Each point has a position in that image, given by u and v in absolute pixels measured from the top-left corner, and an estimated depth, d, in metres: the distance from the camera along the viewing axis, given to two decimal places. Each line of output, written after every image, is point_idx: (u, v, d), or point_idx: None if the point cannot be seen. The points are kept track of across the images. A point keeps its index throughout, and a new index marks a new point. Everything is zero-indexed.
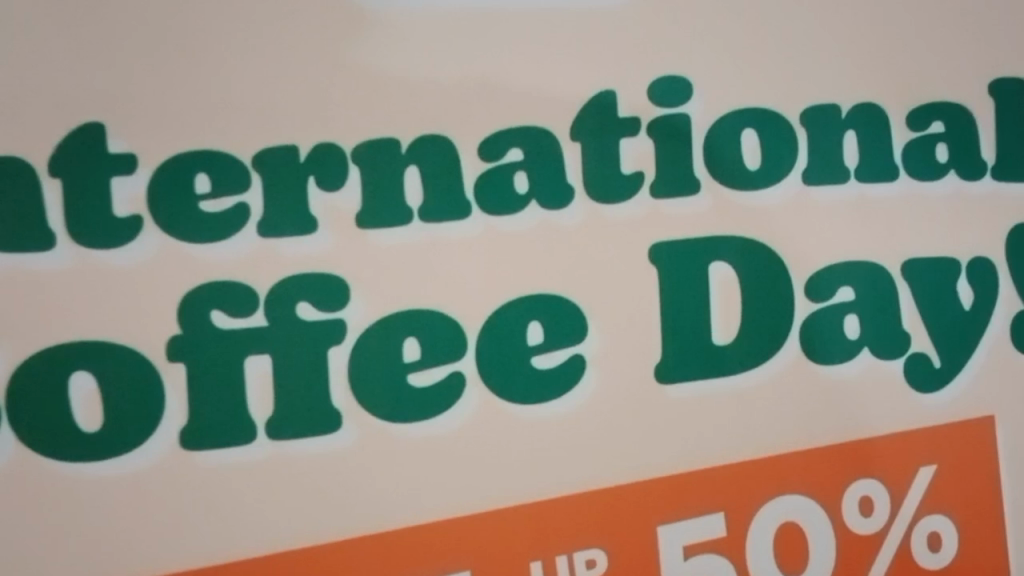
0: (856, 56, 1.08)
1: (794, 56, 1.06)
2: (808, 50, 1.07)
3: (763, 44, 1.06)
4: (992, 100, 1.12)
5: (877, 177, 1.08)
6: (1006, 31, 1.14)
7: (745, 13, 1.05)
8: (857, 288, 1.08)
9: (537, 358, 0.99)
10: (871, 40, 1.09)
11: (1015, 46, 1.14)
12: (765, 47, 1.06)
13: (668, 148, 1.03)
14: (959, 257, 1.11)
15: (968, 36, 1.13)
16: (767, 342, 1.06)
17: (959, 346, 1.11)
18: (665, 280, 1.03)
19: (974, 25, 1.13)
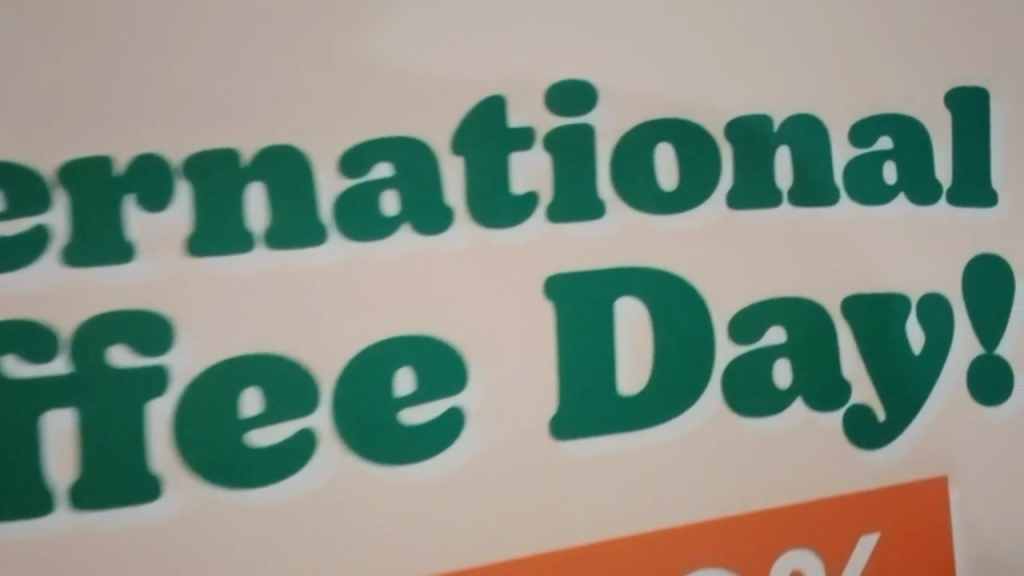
0: (794, 59, 0.93)
1: (722, 57, 0.91)
2: (738, 51, 0.92)
3: (685, 42, 0.90)
4: (948, 113, 0.98)
5: (814, 201, 0.94)
6: (968, 33, 0.99)
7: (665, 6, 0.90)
8: (788, 329, 0.93)
9: (406, 412, 0.85)
10: (812, 40, 0.94)
11: (978, 50, 1.00)
12: (688, 45, 0.90)
13: (568, 165, 0.87)
14: (909, 294, 0.96)
15: (925, 38, 0.98)
16: (684, 393, 0.91)
17: (907, 397, 0.96)
18: (563, 320, 0.88)
19: (932, 26, 0.98)
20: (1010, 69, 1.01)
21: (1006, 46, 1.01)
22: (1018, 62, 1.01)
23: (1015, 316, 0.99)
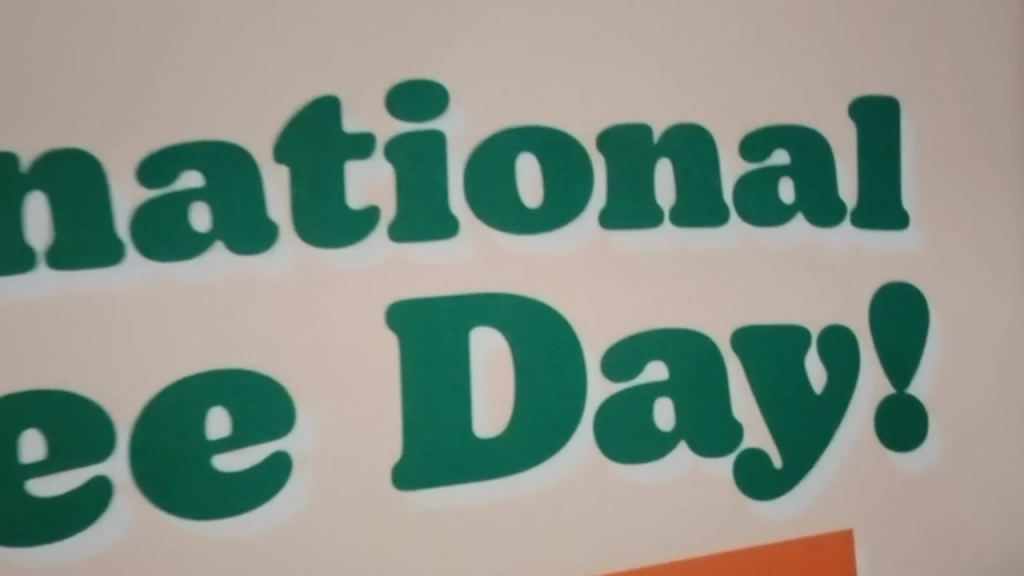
0: (676, 61, 0.84)
1: (593, 58, 0.82)
2: (611, 52, 0.82)
3: (549, 41, 0.81)
4: (853, 125, 0.88)
5: (700, 221, 0.84)
6: (878, 38, 0.90)
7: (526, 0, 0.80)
8: (671, 364, 0.83)
9: (220, 458, 0.73)
10: (697, 41, 0.84)
11: (889, 57, 0.90)
12: (551, 45, 0.81)
13: (414, 177, 0.77)
14: (808, 327, 0.86)
15: (827, 42, 0.88)
16: (551, 437, 0.80)
17: (806, 442, 0.86)
18: (409, 353, 0.77)
19: (834, 28, 0.89)
20: (924, 78, 0.91)
21: (919, 51, 0.91)
22: (933, 69, 0.92)
23: (929, 351, 0.89)
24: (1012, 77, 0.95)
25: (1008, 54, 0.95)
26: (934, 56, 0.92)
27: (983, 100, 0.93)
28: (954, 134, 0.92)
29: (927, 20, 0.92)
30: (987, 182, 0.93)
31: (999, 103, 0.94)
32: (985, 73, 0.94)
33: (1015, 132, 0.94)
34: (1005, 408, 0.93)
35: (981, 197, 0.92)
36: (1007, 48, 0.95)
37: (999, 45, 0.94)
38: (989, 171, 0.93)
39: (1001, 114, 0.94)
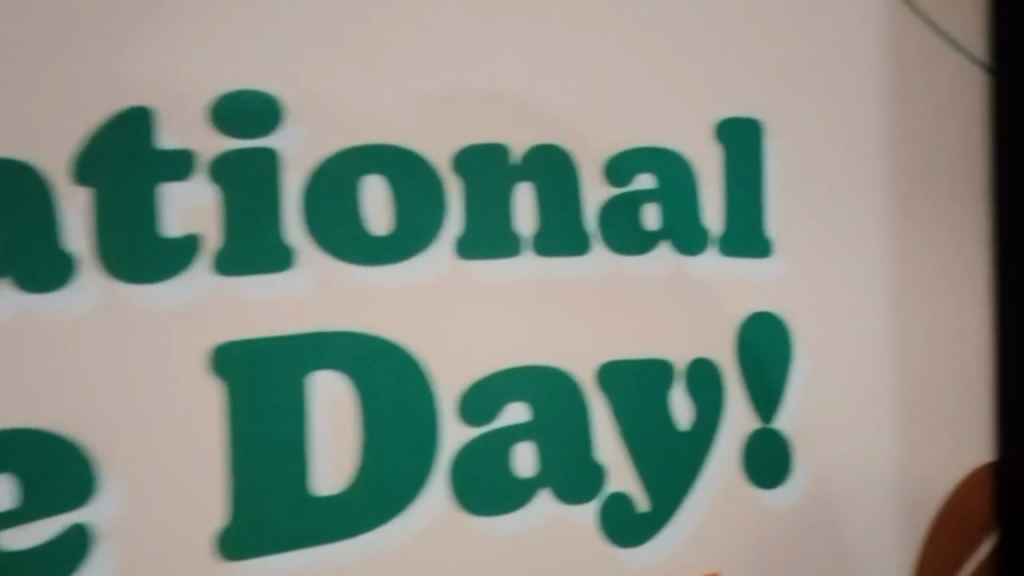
0: (525, 77, 0.77)
1: (436, 69, 0.74)
2: (454, 64, 0.75)
3: (384, 49, 0.73)
4: (720, 146, 0.83)
5: (562, 247, 0.78)
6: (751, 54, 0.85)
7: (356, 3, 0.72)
8: (532, 405, 0.77)
9: (4, 536, 0.61)
10: (549, 54, 0.78)
11: (762, 74, 0.85)
12: (385, 54, 0.73)
13: (243, 202, 0.68)
14: (675, 361, 0.81)
15: (684, 59, 0.82)
16: (400, 490, 0.72)
17: (673, 483, 0.81)
18: (234, 403, 0.68)
19: (692, 44, 0.83)
20: (798, 97, 0.87)
21: (778, 70, 0.86)
22: (795, 89, 0.87)
23: (796, 387, 0.85)
24: (881, 97, 0.90)
25: (869, 74, 0.90)
26: (808, 74, 0.87)
27: (846, 122, 0.89)
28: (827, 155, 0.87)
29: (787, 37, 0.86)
30: (853, 208, 0.88)
31: (862, 125, 0.89)
32: (848, 93, 0.89)
33: (879, 155, 0.90)
34: (873, 444, 0.89)
35: (854, 221, 0.88)
36: (868, 68, 0.90)
37: (860, 65, 0.90)
38: (863, 193, 0.89)
39: (865, 138, 0.89)
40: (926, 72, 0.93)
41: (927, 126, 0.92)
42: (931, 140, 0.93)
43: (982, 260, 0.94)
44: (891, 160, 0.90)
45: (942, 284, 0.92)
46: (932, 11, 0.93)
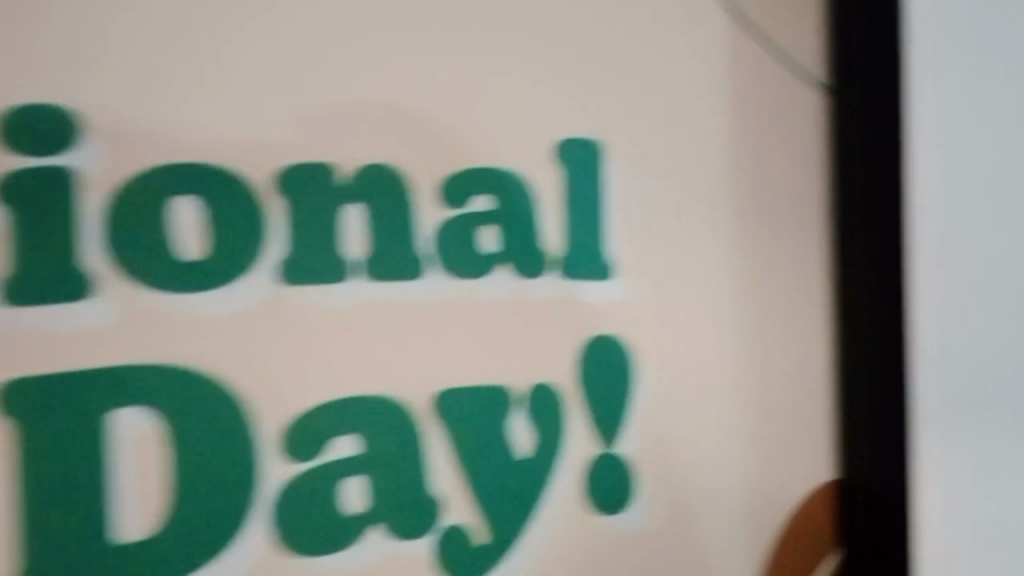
0: (334, 94, 0.73)
1: (240, 85, 0.70)
2: (258, 79, 0.70)
3: (173, 65, 0.68)
4: (561, 167, 0.81)
5: (398, 272, 0.74)
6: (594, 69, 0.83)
7: (132, 12, 0.66)
8: (362, 438, 0.73)
9: None
10: (358, 72, 0.74)
11: (606, 91, 0.83)
12: (172, 70, 0.68)
13: (35, 224, 0.62)
14: (514, 388, 0.79)
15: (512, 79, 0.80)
16: (213, 534, 0.68)
17: (514, 513, 0.79)
18: (23, 446, 0.62)
19: (513, 64, 0.80)
20: (644, 113, 0.85)
21: (608, 91, 0.84)
22: (628, 111, 0.84)
23: (637, 410, 0.84)
24: (733, 112, 0.89)
25: (711, 93, 0.88)
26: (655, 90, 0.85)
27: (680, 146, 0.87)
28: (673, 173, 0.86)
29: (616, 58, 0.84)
30: (689, 233, 0.87)
31: (697, 148, 0.87)
32: (683, 115, 0.87)
33: (716, 179, 0.88)
34: (715, 467, 0.88)
35: (699, 240, 0.87)
36: (707, 88, 0.88)
37: (702, 83, 0.88)
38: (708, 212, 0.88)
39: (701, 161, 0.87)
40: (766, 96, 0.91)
41: (781, 141, 0.91)
42: (772, 165, 0.91)
43: (825, 284, 0.93)
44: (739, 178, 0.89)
45: (784, 308, 0.91)
46: (770, 33, 0.91)
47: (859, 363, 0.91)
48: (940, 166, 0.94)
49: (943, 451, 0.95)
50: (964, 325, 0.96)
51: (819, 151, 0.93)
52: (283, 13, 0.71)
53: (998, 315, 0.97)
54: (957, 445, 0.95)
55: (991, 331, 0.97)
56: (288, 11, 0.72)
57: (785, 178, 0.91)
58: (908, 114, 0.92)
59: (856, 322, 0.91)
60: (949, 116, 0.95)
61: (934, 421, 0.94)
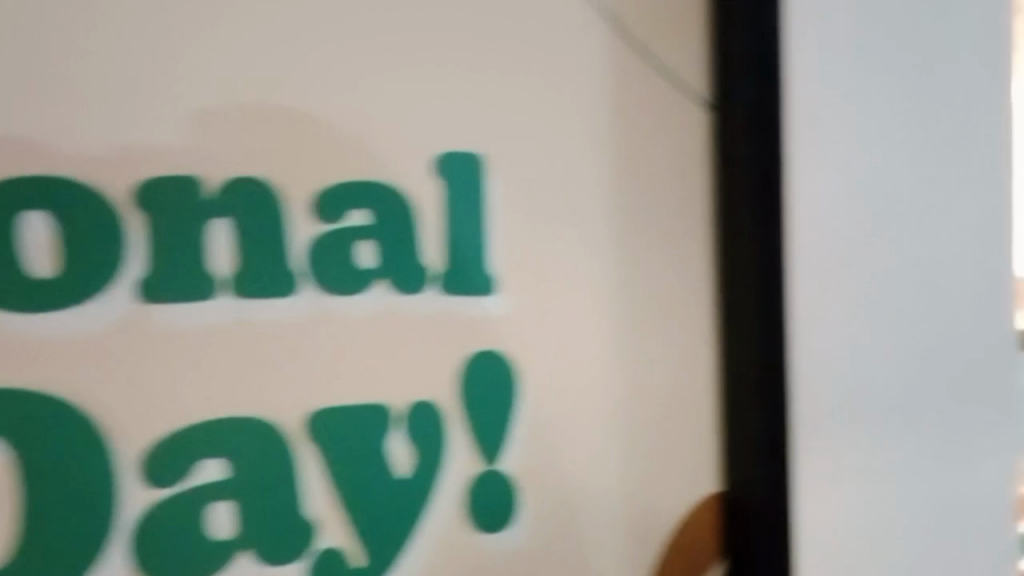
0: (190, 105, 0.70)
1: (93, 92, 0.67)
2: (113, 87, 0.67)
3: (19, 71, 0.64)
4: (442, 181, 0.80)
5: (268, 289, 0.72)
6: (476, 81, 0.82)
7: None
8: (231, 462, 0.71)
9: None
10: (215, 80, 0.71)
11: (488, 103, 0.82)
12: (8, 78, 0.64)
13: None
14: (392, 406, 0.78)
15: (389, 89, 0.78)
16: (66, 563, 0.65)
17: (392, 535, 0.77)
18: None
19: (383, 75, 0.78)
20: (526, 126, 0.84)
21: (484, 104, 0.82)
22: (507, 123, 0.83)
23: (520, 427, 0.83)
24: (618, 124, 0.88)
25: (596, 105, 0.88)
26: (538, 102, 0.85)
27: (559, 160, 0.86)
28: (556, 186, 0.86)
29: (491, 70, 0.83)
30: (570, 247, 0.86)
31: (576, 162, 0.87)
32: (566, 127, 0.86)
33: (596, 193, 0.88)
34: (599, 482, 0.88)
35: (583, 253, 0.87)
36: (593, 99, 0.87)
37: (587, 94, 0.87)
38: (593, 225, 0.87)
39: (580, 175, 0.87)
40: (647, 111, 0.90)
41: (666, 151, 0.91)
42: (654, 180, 0.90)
43: (711, 296, 0.93)
44: (625, 190, 0.89)
45: (667, 323, 0.91)
46: (650, 47, 0.90)
47: (743, 377, 0.91)
48: (835, 163, 0.94)
49: (845, 449, 0.95)
50: (854, 338, 0.96)
51: (703, 160, 0.92)
52: (142, 18, 0.69)
53: (891, 306, 0.98)
54: (857, 439, 0.96)
55: (881, 336, 0.97)
56: (142, 16, 0.69)
57: (666, 193, 0.91)
58: (807, 133, 0.91)
59: (736, 336, 0.91)
60: (839, 128, 0.94)
61: (834, 419, 0.94)
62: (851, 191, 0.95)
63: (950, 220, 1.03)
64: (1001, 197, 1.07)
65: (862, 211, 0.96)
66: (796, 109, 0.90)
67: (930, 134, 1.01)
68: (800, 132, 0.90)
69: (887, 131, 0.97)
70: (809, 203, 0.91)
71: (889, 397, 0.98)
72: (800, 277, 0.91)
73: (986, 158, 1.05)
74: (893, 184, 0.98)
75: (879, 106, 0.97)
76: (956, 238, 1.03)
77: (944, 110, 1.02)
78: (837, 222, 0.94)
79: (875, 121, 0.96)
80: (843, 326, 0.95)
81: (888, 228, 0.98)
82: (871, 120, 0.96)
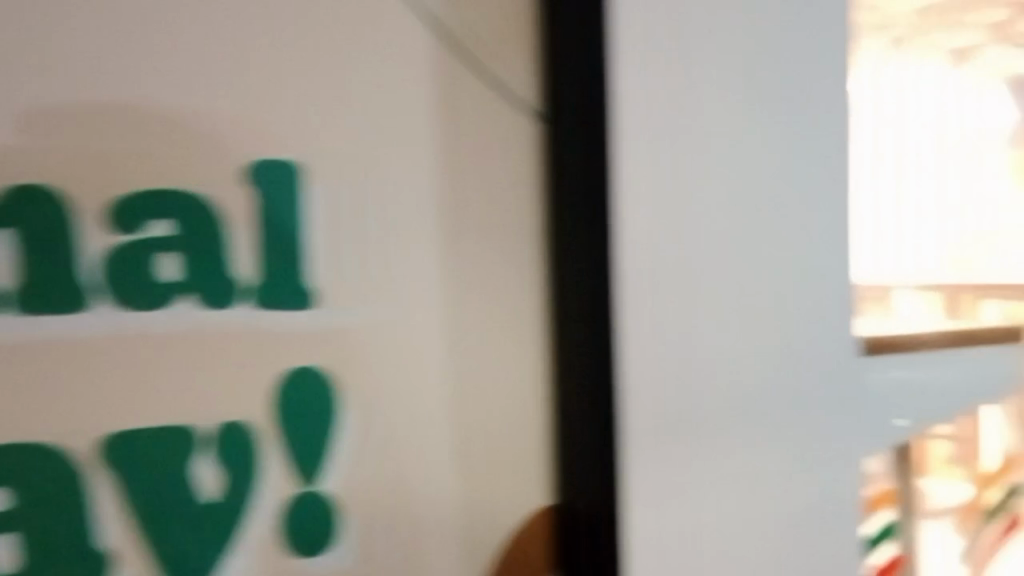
0: None
1: None
2: None
3: None
4: (254, 190, 0.77)
5: (55, 308, 0.69)
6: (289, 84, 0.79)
7: None
8: (14, 492, 0.68)
9: None
10: None
11: (302, 107, 0.79)
12: None
13: None
14: (196, 427, 0.75)
15: (189, 92, 0.75)
16: None
17: (195, 561, 0.74)
18: None
19: (183, 76, 0.74)
20: (345, 131, 0.81)
21: (298, 107, 0.79)
22: (325, 129, 0.80)
23: (343, 445, 0.81)
24: (444, 130, 0.86)
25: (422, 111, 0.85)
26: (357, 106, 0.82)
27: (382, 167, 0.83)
28: (379, 194, 0.83)
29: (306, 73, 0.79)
30: (396, 257, 0.84)
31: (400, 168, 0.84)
32: (391, 133, 0.84)
33: (422, 200, 0.85)
34: (429, 497, 0.86)
35: (408, 264, 0.85)
36: (418, 103, 0.85)
37: (412, 99, 0.85)
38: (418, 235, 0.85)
39: (405, 182, 0.84)
40: (474, 117, 0.88)
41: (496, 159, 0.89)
42: (484, 187, 0.88)
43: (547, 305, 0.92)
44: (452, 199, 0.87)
45: (499, 332, 0.89)
46: (477, 53, 0.88)
47: (580, 389, 0.89)
48: (669, 162, 0.90)
49: (689, 456, 0.93)
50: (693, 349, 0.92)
51: (539, 169, 0.91)
52: None
53: (734, 309, 0.95)
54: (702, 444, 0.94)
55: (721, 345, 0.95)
56: None
57: (499, 201, 0.89)
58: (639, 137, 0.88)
59: (571, 346, 0.89)
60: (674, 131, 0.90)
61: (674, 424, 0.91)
62: (687, 188, 0.91)
63: (796, 215, 1.00)
64: (846, 191, 1.04)
65: (702, 208, 0.93)
66: (620, 109, 0.87)
67: (771, 126, 0.98)
68: (623, 132, 0.87)
69: (724, 126, 0.94)
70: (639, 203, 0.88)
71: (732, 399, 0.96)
72: (636, 289, 0.88)
73: (833, 148, 1.03)
74: (733, 180, 0.95)
75: (714, 101, 0.93)
76: (804, 231, 1.01)
77: (785, 101, 0.99)
78: (675, 221, 0.91)
79: (710, 116, 0.93)
80: (681, 328, 0.91)
81: (731, 226, 0.95)
82: (706, 121, 0.93)
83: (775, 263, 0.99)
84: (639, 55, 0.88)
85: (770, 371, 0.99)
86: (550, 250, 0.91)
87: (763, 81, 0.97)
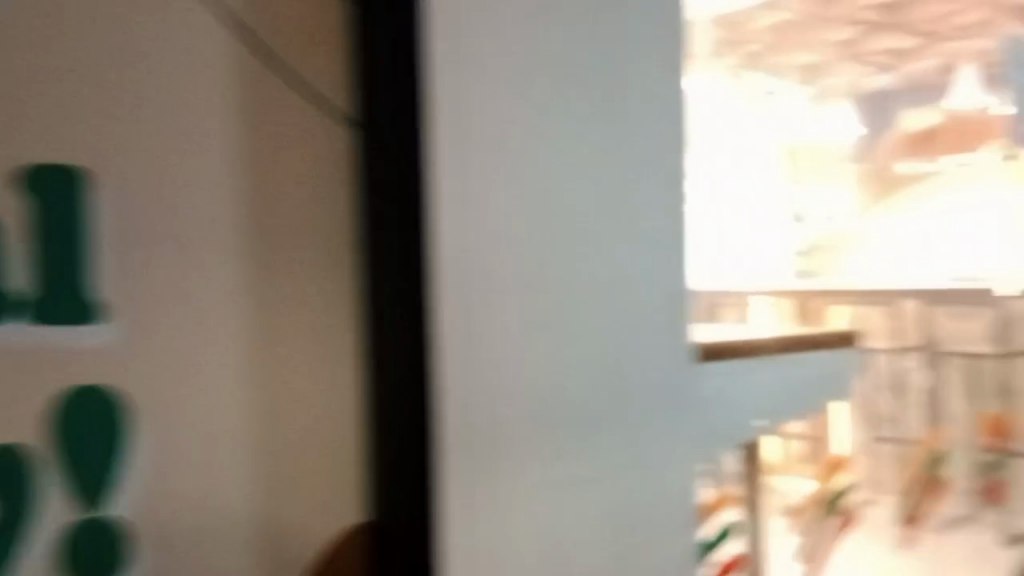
0: None
1: None
2: None
3: None
4: (24, 199, 0.74)
5: None
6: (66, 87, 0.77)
7: None
8: None
9: None
10: None
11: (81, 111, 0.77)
12: None
13: None
14: None
15: None
16: None
17: None
18: None
19: None
20: (131, 137, 0.79)
21: (79, 107, 0.77)
22: (107, 133, 0.78)
23: (131, 469, 0.78)
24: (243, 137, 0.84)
25: (219, 116, 0.83)
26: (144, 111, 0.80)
27: (174, 169, 0.81)
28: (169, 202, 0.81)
29: (86, 69, 0.77)
30: (189, 263, 0.81)
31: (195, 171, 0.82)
32: (185, 140, 0.81)
33: (219, 205, 0.83)
34: (224, 517, 0.83)
35: (202, 276, 0.82)
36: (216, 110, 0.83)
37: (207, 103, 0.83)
38: (214, 247, 0.83)
39: (201, 186, 0.82)
40: (279, 119, 0.85)
41: (300, 167, 0.87)
42: (289, 197, 0.86)
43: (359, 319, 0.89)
44: (253, 207, 0.84)
45: (304, 345, 0.87)
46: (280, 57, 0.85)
47: (384, 403, 0.86)
48: (489, 167, 0.88)
49: (517, 465, 0.91)
50: (518, 358, 0.90)
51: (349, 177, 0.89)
52: None
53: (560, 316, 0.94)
54: (539, 454, 0.92)
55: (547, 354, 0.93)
56: None
57: (306, 210, 0.87)
58: (460, 140, 0.86)
59: (379, 360, 0.86)
60: (496, 134, 0.89)
61: (510, 433, 0.90)
62: (520, 194, 0.90)
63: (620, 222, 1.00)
64: (670, 200, 1.06)
65: (525, 214, 0.91)
66: (440, 105, 0.84)
67: (603, 136, 0.98)
68: (449, 133, 0.85)
69: (556, 132, 0.94)
70: (468, 207, 0.86)
71: (570, 408, 0.95)
72: (456, 296, 0.85)
73: (654, 154, 1.04)
74: (560, 185, 0.94)
75: (536, 105, 0.92)
76: (631, 237, 1.01)
77: (616, 111, 1.00)
78: (507, 228, 0.89)
79: (532, 120, 0.92)
80: (515, 335, 0.90)
81: (555, 232, 0.94)
82: (528, 124, 0.91)
83: (610, 272, 0.99)
84: (465, 54, 0.86)
85: (606, 379, 0.99)
86: (361, 260, 0.88)
87: (584, 89, 0.97)
